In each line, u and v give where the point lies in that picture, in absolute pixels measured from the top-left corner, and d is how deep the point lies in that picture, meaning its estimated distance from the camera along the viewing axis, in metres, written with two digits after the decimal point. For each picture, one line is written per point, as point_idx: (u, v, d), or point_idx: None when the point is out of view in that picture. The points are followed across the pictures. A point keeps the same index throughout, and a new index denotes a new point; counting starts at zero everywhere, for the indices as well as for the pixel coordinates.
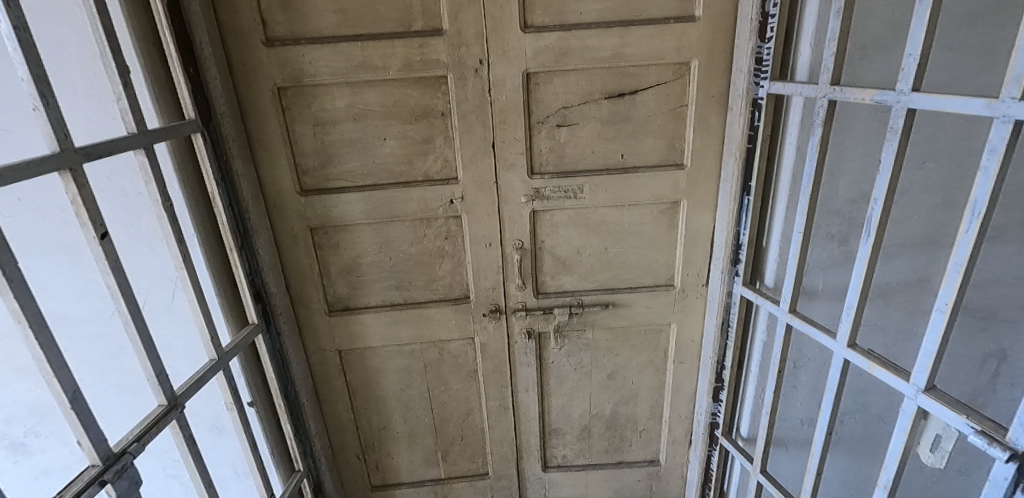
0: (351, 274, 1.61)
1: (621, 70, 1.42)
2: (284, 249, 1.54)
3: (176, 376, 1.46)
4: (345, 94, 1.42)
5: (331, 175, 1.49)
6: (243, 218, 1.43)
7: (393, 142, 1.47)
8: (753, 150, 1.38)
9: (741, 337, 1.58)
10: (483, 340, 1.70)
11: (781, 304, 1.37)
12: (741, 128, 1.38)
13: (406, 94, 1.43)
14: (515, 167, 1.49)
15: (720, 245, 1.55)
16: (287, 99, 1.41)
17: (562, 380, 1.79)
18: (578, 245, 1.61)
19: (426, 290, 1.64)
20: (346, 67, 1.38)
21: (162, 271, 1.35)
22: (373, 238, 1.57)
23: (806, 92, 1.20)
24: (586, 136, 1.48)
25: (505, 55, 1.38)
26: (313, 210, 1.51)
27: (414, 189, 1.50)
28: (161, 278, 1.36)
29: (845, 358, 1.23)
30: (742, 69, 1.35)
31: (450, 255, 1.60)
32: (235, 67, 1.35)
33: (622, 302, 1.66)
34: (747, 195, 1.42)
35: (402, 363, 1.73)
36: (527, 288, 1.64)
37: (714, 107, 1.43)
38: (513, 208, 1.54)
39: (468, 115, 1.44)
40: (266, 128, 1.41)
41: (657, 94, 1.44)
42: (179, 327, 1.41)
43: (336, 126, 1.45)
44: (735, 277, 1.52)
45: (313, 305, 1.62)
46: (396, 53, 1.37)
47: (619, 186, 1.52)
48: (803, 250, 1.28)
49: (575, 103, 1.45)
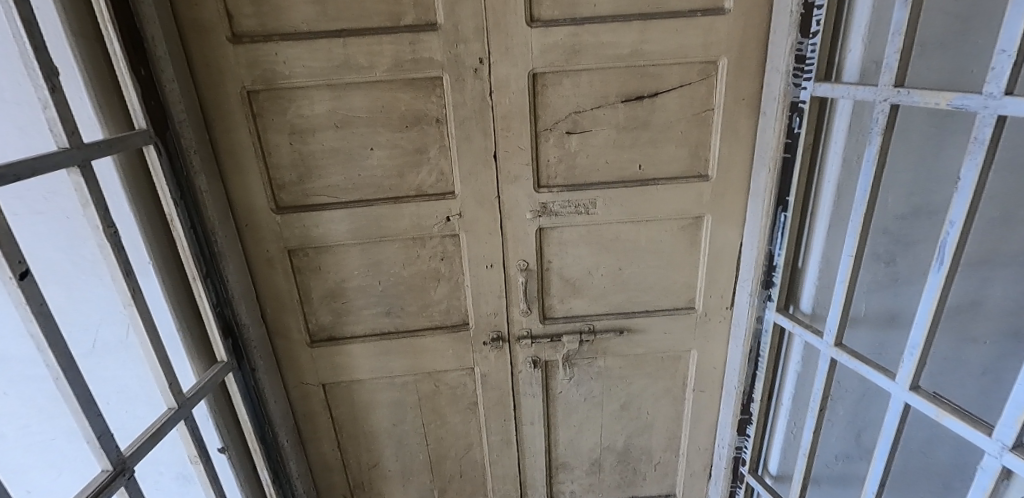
0: (335, 300, 1.43)
1: (639, 69, 1.25)
2: (258, 274, 1.36)
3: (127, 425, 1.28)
4: (325, 98, 1.24)
5: (311, 190, 1.31)
6: (208, 242, 1.24)
7: (380, 152, 1.30)
8: (791, 160, 1.21)
9: (771, 368, 1.40)
10: (484, 370, 1.54)
11: (825, 336, 1.19)
12: (778, 135, 1.21)
13: (396, 97, 1.25)
14: (519, 179, 1.32)
15: (747, 265, 1.38)
16: (258, 104, 1.23)
17: (570, 411, 1.62)
18: (589, 265, 1.44)
19: (420, 317, 1.48)
20: (326, 66, 1.20)
21: (107, 304, 1.18)
22: (360, 260, 1.39)
23: (859, 94, 1.03)
24: (599, 144, 1.32)
25: (509, 53, 1.21)
26: (292, 230, 1.33)
27: (406, 205, 1.33)
28: (113, 311, 1.19)
29: (907, 402, 1.04)
30: (778, 69, 1.18)
31: (446, 278, 1.43)
32: (197, 67, 1.16)
33: (637, 327, 1.50)
34: (783, 212, 1.25)
35: (394, 396, 1.56)
36: (532, 313, 1.47)
37: (744, 112, 1.27)
38: (517, 226, 1.37)
39: (466, 121, 1.26)
40: (234, 137, 1.23)
41: (681, 97, 1.28)
42: (129, 366, 1.23)
43: (316, 134, 1.27)
44: (767, 303, 1.35)
45: (293, 335, 1.44)
46: (383, 51, 1.20)
47: (636, 201, 1.35)
48: (853, 277, 1.10)
49: (587, 108, 1.28)
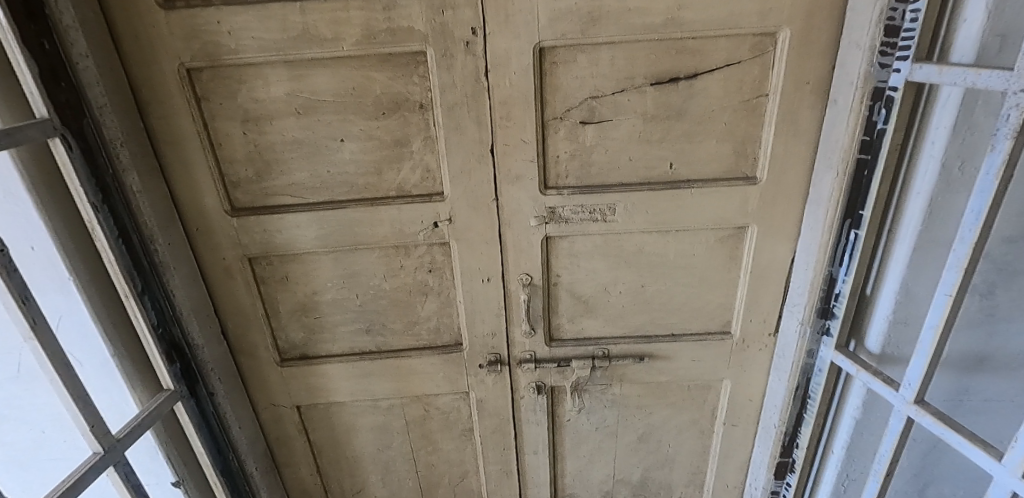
0: (307, 315, 1.23)
1: (675, 44, 0.99)
2: (215, 285, 1.16)
3: (59, 470, 1.04)
4: (283, 78, 1.01)
5: (271, 188, 1.10)
6: (145, 252, 1.03)
7: (352, 144, 1.07)
8: (869, 163, 0.94)
9: (823, 413, 1.16)
10: (479, 395, 1.33)
11: (902, 390, 0.94)
12: (852, 131, 0.94)
13: (369, 77, 1.02)
14: (521, 179, 1.08)
15: (799, 287, 1.12)
16: (203, 85, 1.01)
17: (580, 442, 1.41)
18: (605, 281, 1.20)
19: (405, 336, 1.27)
20: (282, 38, 0.97)
21: (4, 335, 0.92)
22: (333, 270, 1.18)
23: (981, 80, 0.76)
24: (621, 138, 1.06)
25: (510, 22, 0.95)
26: (251, 236, 1.12)
27: (385, 208, 1.10)
28: (9, 341, 0.92)
29: (1015, 490, 0.80)
30: (859, 44, 0.90)
31: (435, 292, 1.22)
32: (123, 40, 0.94)
33: (661, 353, 1.27)
34: (853, 229, 0.99)
35: (378, 420, 1.37)
36: (537, 334, 1.25)
37: (808, 100, 1.00)
38: (519, 234, 1.13)
39: (456, 108, 1.02)
40: (175, 125, 1.01)
41: (726, 79, 1.01)
42: (51, 402, 0.98)
43: (273, 122, 1.04)
44: (823, 337, 1.10)
45: (259, 354, 1.25)
46: (350, 19, 0.96)
47: (665, 207, 1.10)
48: (949, 321, 0.84)
49: (607, 92, 1.03)
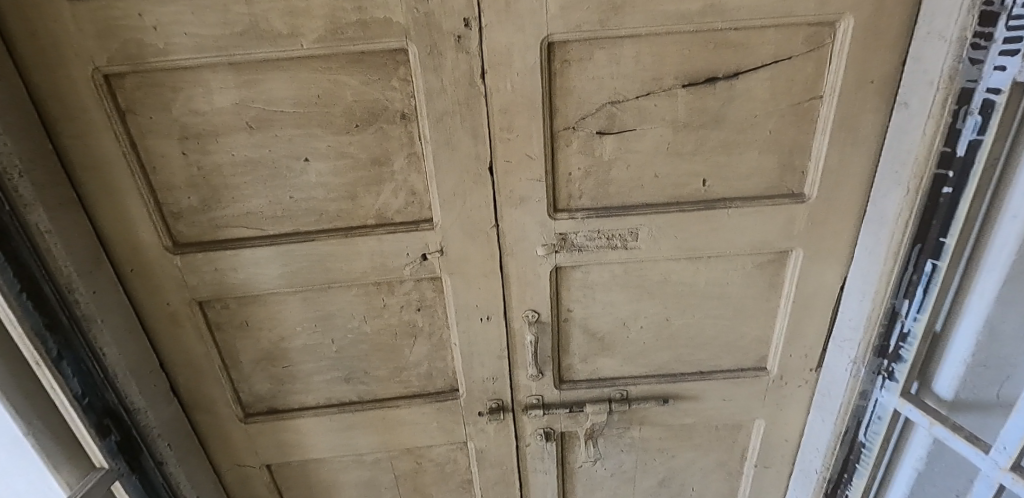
0: (273, 363, 1.04)
1: (713, 36, 0.81)
2: (158, 334, 0.96)
3: None
4: (229, 84, 0.81)
5: (221, 219, 0.90)
6: (64, 305, 0.83)
7: (319, 164, 0.87)
8: (951, 180, 0.78)
9: (879, 463, 1.00)
10: (479, 445, 1.15)
11: (994, 452, 0.78)
12: (929, 141, 0.77)
13: (337, 82, 0.82)
14: (527, 202, 0.90)
15: (851, 320, 0.96)
16: (127, 95, 0.80)
17: (593, 490, 1.24)
18: (624, 314, 1.03)
19: (391, 383, 1.08)
20: (223, 35, 0.76)
21: None
22: (302, 312, 0.99)
23: None
24: (646, 150, 0.88)
25: (511, 11, 0.76)
26: (199, 277, 0.92)
27: (363, 240, 0.91)
28: None
29: None
30: (944, 36, 0.74)
31: (425, 332, 1.03)
32: (18, 40, 0.74)
33: (688, 393, 1.10)
34: (926, 257, 0.83)
35: (362, 476, 1.19)
36: (545, 377, 1.07)
37: (871, 102, 0.83)
38: (524, 266, 0.95)
39: (447, 118, 0.83)
40: (95, 146, 0.81)
41: (773, 78, 0.84)
42: None
43: (220, 140, 0.84)
44: (882, 379, 0.94)
45: (218, 410, 1.05)
46: (310, 9, 0.76)
47: (697, 231, 0.93)
48: None
49: (630, 95, 0.85)
